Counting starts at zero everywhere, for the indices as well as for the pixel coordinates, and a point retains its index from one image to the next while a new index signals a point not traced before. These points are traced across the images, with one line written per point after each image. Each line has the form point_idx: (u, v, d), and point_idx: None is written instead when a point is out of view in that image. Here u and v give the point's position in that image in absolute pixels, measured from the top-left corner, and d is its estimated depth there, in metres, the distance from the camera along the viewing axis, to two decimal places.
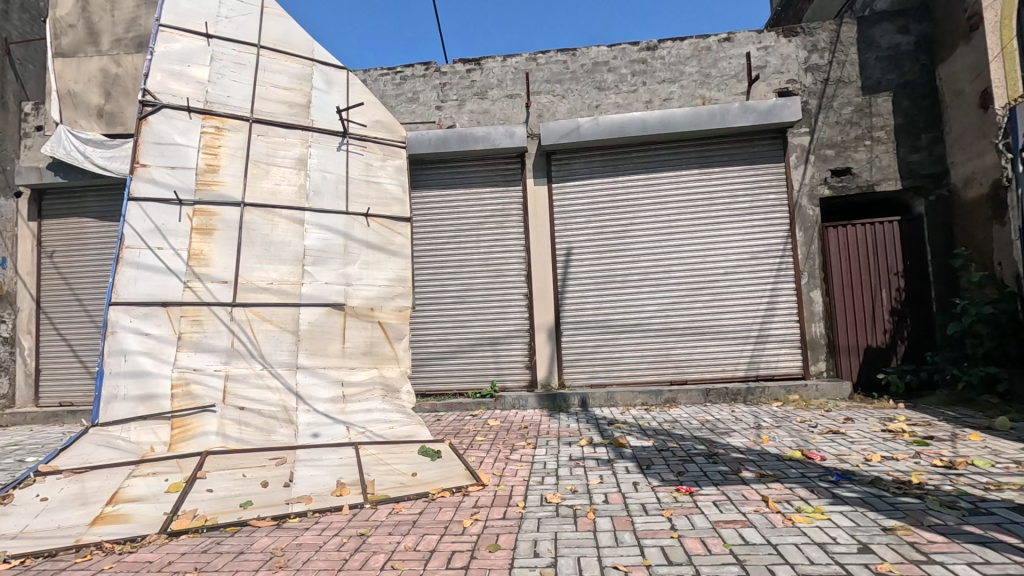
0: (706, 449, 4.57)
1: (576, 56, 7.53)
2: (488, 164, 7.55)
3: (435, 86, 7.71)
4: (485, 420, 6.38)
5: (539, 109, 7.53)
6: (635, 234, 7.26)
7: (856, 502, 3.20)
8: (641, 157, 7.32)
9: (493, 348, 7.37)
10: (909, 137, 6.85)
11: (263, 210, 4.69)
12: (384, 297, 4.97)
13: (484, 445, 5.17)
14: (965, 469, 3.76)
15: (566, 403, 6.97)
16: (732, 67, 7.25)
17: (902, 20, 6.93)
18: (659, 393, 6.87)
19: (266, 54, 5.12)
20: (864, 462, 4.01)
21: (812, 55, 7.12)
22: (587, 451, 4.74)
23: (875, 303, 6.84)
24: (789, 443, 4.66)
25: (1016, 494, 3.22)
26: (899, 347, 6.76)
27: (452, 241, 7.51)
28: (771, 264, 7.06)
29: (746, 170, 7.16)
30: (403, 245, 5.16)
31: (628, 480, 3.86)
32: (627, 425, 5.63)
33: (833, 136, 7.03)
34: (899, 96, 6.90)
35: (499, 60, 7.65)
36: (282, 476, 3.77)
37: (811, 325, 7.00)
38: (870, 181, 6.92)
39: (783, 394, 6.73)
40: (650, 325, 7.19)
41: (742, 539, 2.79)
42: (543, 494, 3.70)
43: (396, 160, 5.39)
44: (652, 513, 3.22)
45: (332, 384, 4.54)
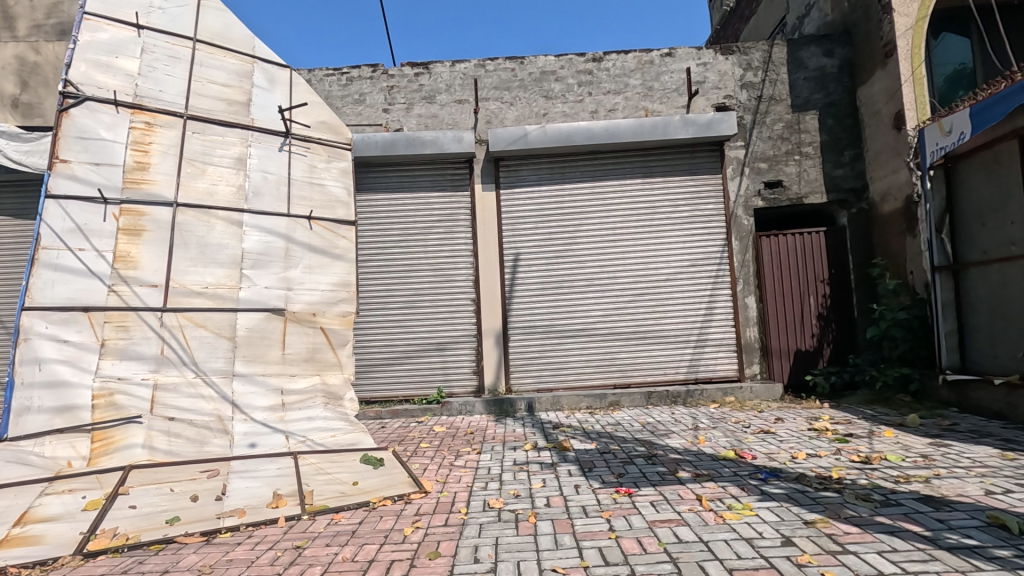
0: (646, 450, 4.71)
1: (523, 64, 7.62)
2: (436, 168, 7.52)
3: (383, 88, 7.62)
4: (431, 427, 6.32)
5: (487, 115, 7.58)
6: (581, 241, 7.40)
7: (781, 498, 3.38)
8: (588, 166, 7.48)
9: (440, 354, 7.33)
10: (833, 153, 7.31)
11: (198, 210, 4.49)
12: (327, 302, 4.85)
13: (429, 451, 5.13)
14: (879, 464, 4.05)
15: (513, 408, 7.00)
16: (673, 81, 7.54)
17: (827, 44, 7.40)
18: (603, 397, 7.02)
19: (203, 48, 4.91)
20: (791, 459, 4.23)
21: (747, 73, 7.49)
22: (531, 455, 4.78)
23: (804, 309, 7.25)
24: (723, 443, 4.86)
25: (922, 486, 3.49)
26: (825, 350, 7.18)
27: (399, 246, 7.42)
28: (710, 271, 7.36)
29: (686, 181, 7.44)
30: (348, 249, 5.05)
31: (570, 483, 3.93)
32: (571, 429, 5.73)
33: (766, 150, 7.41)
34: (824, 114, 7.37)
35: (447, 65, 7.64)
36: (214, 489, 3.61)
37: (746, 330, 7.35)
38: (799, 194, 7.34)
39: (720, 396, 7.00)
40: (595, 330, 7.34)
41: (676, 538, 2.89)
42: (486, 500, 3.70)
43: (340, 162, 5.29)
44: (591, 514, 3.30)
45: (270, 392, 4.38)
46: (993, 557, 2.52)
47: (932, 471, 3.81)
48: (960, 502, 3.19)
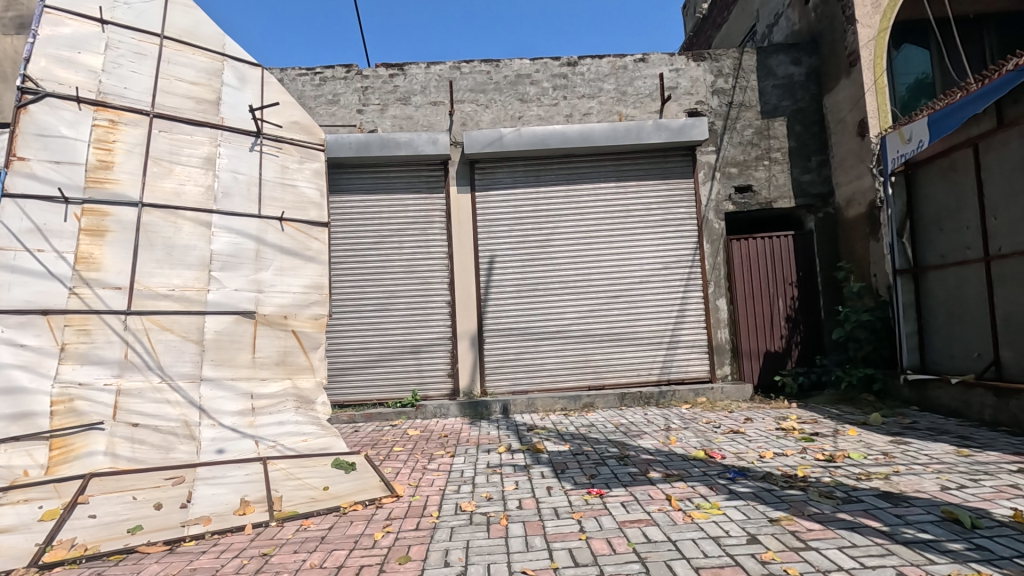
0: (619, 451, 4.76)
1: (499, 67, 7.64)
2: (410, 170, 7.48)
3: (357, 89, 7.56)
4: (405, 430, 6.28)
5: (463, 117, 7.58)
6: (557, 244, 7.45)
7: (749, 497, 3.45)
8: (562, 169, 7.53)
9: (415, 357, 7.29)
10: (801, 159, 7.49)
11: (165, 211, 4.38)
12: (299, 304, 4.78)
13: (402, 455, 5.09)
14: (843, 462, 4.16)
15: (488, 410, 6.99)
16: (647, 86, 7.64)
17: (795, 52, 7.59)
18: (578, 398, 7.06)
19: (171, 45, 4.81)
20: (759, 459, 4.32)
21: (718, 79, 7.63)
22: (505, 458, 4.79)
23: (773, 311, 7.41)
24: (694, 443, 4.94)
25: (882, 483, 3.61)
26: (793, 351, 7.35)
27: (373, 248, 7.36)
28: (682, 273, 7.48)
29: (659, 185, 7.56)
30: (320, 251, 5.00)
31: (542, 485, 3.94)
32: (546, 431, 5.76)
33: (736, 155, 7.56)
34: (792, 121, 7.55)
35: (422, 67, 7.62)
36: (179, 497, 3.55)
37: (717, 332, 7.48)
38: (768, 198, 7.51)
39: (692, 397, 7.11)
40: (570, 331, 7.38)
41: (645, 538, 2.92)
42: (458, 503, 3.70)
43: (314, 163, 5.24)
44: (563, 516, 3.32)
45: (240, 396, 4.29)
46: (946, 550, 2.62)
47: (892, 468, 3.93)
48: (917, 498, 3.30)
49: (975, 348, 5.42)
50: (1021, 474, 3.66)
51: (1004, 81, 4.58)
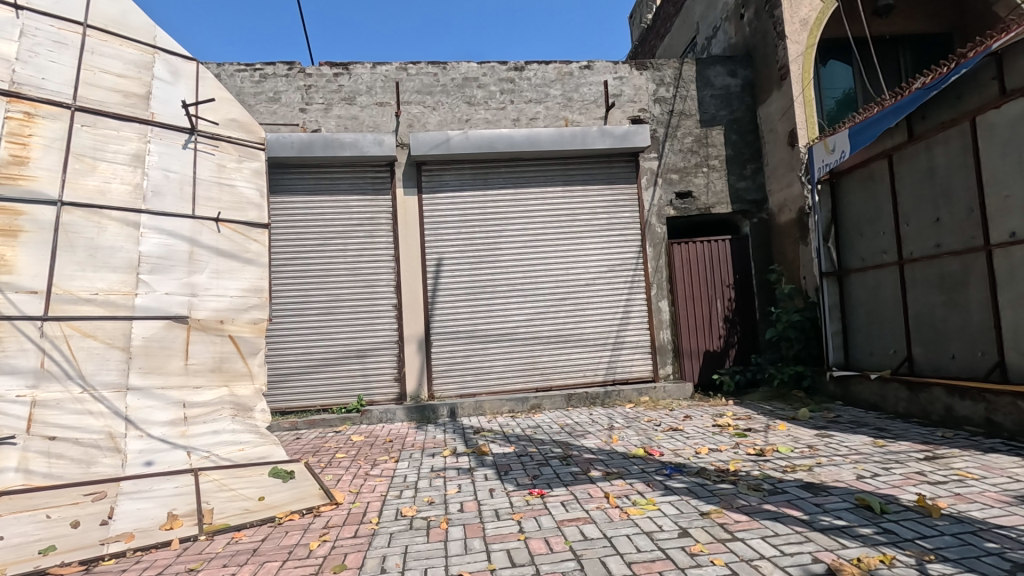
0: (562, 451, 4.84)
1: (446, 69, 7.62)
2: (356, 171, 7.35)
3: (300, 87, 7.37)
4: (349, 436, 6.15)
5: (409, 119, 7.51)
6: (504, 247, 7.49)
7: (683, 492, 3.58)
8: (510, 172, 7.58)
9: (360, 361, 7.16)
10: (737, 167, 7.82)
11: (87, 210, 4.06)
12: (236, 309, 4.61)
13: (344, 462, 4.99)
14: (771, 455, 4.38)
15: (435, 414, 6.94)
16: (592, 93, 7.81)
17: (731, 64, 7.93)
18: (525, 400, 7.11)
19: (95, 34, 4.49)
20: (695, 455, 4.49)
21: (659, 88, 7.87)
22: (449, 461, 4.78)
23: (712, 312, 7.70)
24: (635, 441, 5.08)
25: (805, 474, 3.82)
26: (731, 351, 7.67)
27: (317, 250, 7.19)
28: (626, 277, 7.68)
29: (603, 189, 7.73)
30: (260, 253, 4.85)
31: (485, 487, 3.96)
32: (492, 433, 5.78)
33: (677, 162, 7.81)
34: (729, 130, 7.88)
35: (368, 67, 7.50)
36: (99, 513, 3.36)
37: (659, 332, 7.70)
38: (707, 204, 7.79)
39: (636, 396, 7.29)
40: (517, 334, 7.44)
41: (581, 536, 2.99)
42: (399, 508, 3.66)
43: (253, 162, 5.09)
44: (503, 517, 3.34)
45: (171, 405, 4.09)
46: (857, 535, 2.80)
47: (815, 459, 4.17)
48: (836, 487, 3.52)
49: (891, 346, 5.82)
50: (926, 461, 3.97)
51: (913, 97, 4.93)
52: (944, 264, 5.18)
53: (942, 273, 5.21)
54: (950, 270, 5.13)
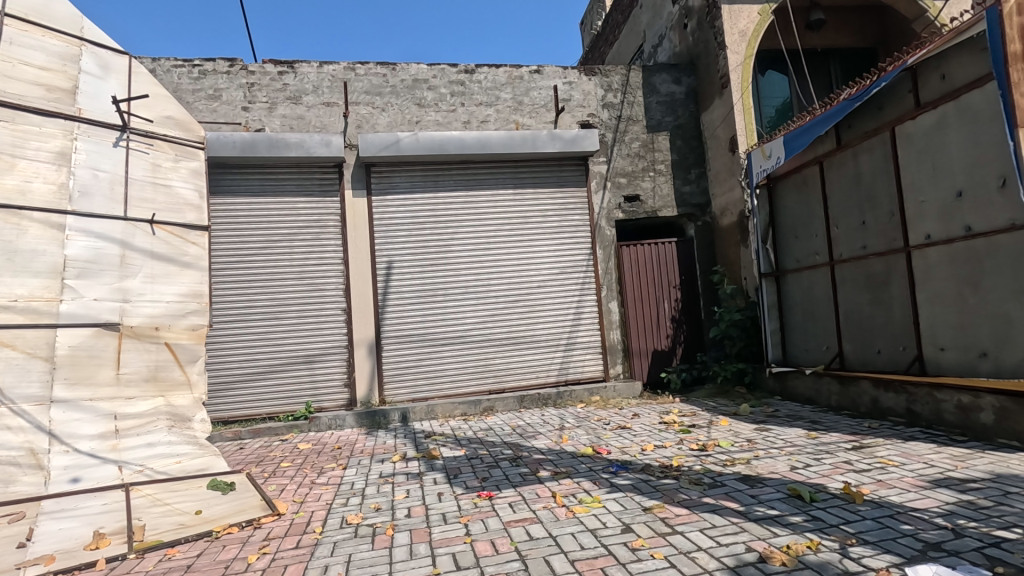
0: (512, 453, 4.86)
1: (396, 70, 7.54)
2: (302, 172, 7.17)
3: (242, 85, 7.13)
4: (295, 444, 5.98)
5: (358, 119, 7.38)
6: (456, 250, 7.46)
7: (628, 488, 3.67)
8: (461, 175, 7.57)
9: (308, 367, 6.99)
10: (682, 171, 8.06)
11: (5, 211, 3.76)
12: (174, 315, 4.43)
13: (290, 471, 4.85)
14: (712, 450, 4.54)
15: (386, 419, 6.83)
16: (542, 97, 7.90)
17: (676, 72, 8.17)
18: (478, 403, 7.09)
19: (14, 23, 4.15)
20: (641, 452, 4.61)
21: (607, 94, 8.04)
22: (399, 466, 4.72)
23: (659, 312, 7.91)
24: (584, 440, 5.16)
25: (743, 467, 3.98)
26: (678, 350, 7.89)
27: (262, 253, 6.97)
28: (577, 278, 7.79)
29: (554, 193, 7.83)
30: (198, 256, 4.69)
31: (433, 491, 3.93)
32: (443, 437, 5.74)
33: (625, 166, 7.99)
34: (674, 136, 8.12)
35: (314, 66, 7.33)
36: (16, 535, 3.11)
37: (610, 333, 7.85)
38: (654, 207, 8.00)
39: (587, 396, 7.39)
40: (470, 336, 7.43)
41: (527, 536, 3.01)
42: (344, 516, 3.59)
43: (191, 162, 4.90)
44: (450, 521, 3.33)
45: (101, 418, 3.85)
46: (787, 523, 2.94)
47: (752, 453, 4.36)
48: (770, 478, 3.69)
49: (824, 342, 6.14)
50: (853, 451, 4.21)
51: (840, 108, 5.23)
52: (869, 265, 5.50)
53: (868, 273, 5.54)
54: (874, 271, 5.46)
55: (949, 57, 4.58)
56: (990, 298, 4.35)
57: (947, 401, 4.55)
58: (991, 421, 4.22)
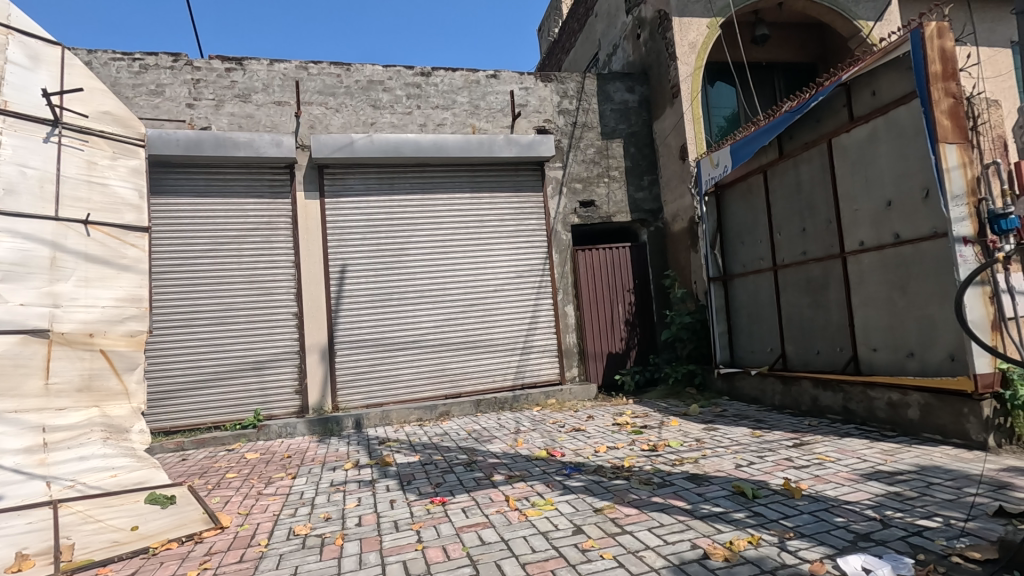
0: (467, 458, 4.85)
1: (350, 71, 7.42)
2: (251, 172, 6.95)
3: (186, 81, 6.86)
4: (242, 454, 5.77)
5: (310, 120, 7.22)
6: (411, 254, 7.39)
7: (580, 490, 3.72)
8: (417, 178, 7.51)
9: (257, 374, 6.77)
10: (635, 178, 8.25)
11: None
12: (110, 321, 4.21)
13: (235, 482, 4.68)
14: (663, 450, 4.66)
15: (339, 426, 6.68)
16: (498, 102, 7.93)
17: (629, 81, 8.36)
18: (434, 408, 7.03)
19: None
20: (594, 453, 4.68)
21: (563, 100, 8.15)
22: (351, 474, 4.63)
23: (614, 315, 8.03)
24: (539, 443, 5.19)
25: (692, 466, 4.10)
26: (632, 352, 8.03)
27: (207, 256, 6.71)
28: (534, 282, 7.85)
29: (511, 197, 7.87)
30: (137, 259, 4.47)
31: (386, 499, 3.87)
32: (397, 443, 5.67)
33: (580, 172, 8.11)
34: (627, 143, 8.29)
35: (264, 64, 7.14)
36: None
37: (566, 336, 7.93)
38: (609, 213, 8.13)
39: (543, 399, 7.44)
40: (426, 341, 7.36)
41: (479, 541, 3.01)
42: (291, 527, 3.49)
43: (131, 160, 4.68)
44: (402, 528, 3.29)
45: (28, 431, 3.61)
46: (731, 520, 3.05)
47: (700, 452, 4.49)
48: (716, 476, 3.81)
49: (769, 344, 6.40)
50: (794, 448, 4.40)
51: (782, 120, 5.48)
52: (809, 270, 5.78)
53: (808, 277, 5.81)
54: (814, 275, 5.73)
55: (878, 75, 4.86)
56: (916, 301, 4.63)
57: (879, 398, 4.82)
58: (917, 417, 4.49)
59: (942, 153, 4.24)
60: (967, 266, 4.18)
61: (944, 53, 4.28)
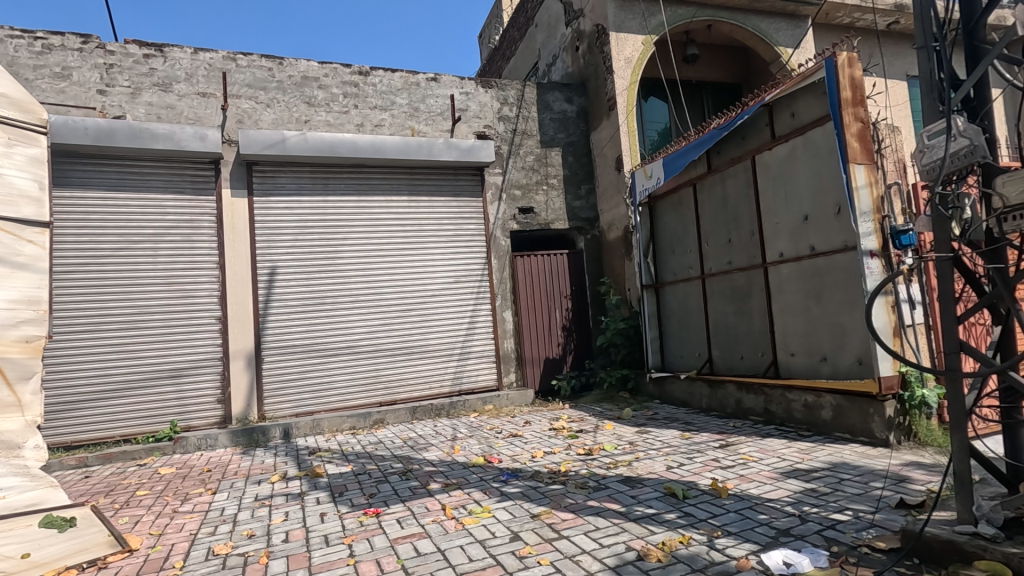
0: (403, 466, 4.73)
1: (283, 65, 7.12)
2: (171, 167, 6.50)
3: (97, 65, 6.34)
4: (155, 468, 5.35)
5: (238, 114, 6.87)
6: (346, 257, 7.17)
7: (517, 496, 3.71)
8: (352, 179, 7.30)
9: (174, 383, 6.32)
10: (573, 187, 8.40)
11: None
12: (3, 324, 3.78)
13: (147, 500, 4.32)
14: (598, 454, 4.74)
15: (266, 437, 6.34)
16: (438, 105, 7.86)
17: (568, 92, 8.52)
18: (368, 415, 6.82)
19: None
20: (531, 459, 4.69)
21: (503, 107, 8.19)
22: (278, 487, 4.39)
23: (551, 321, 8.11)
24: (476, 450, 5.15)
25: (625, 469, 4.20)
26: (568, 357, 8.12)
27: (118, 255, 6.20)
28: (472, 288, 7.81)
29: (449, 202, 7.80)
30: (36, 257, 4.07)
31: (316, 512, 3.70)
32: (329, 453, 5.45)
33: (520, 179, 8.17)
34: (566, 152, 8.44)
35: (187, 52, 6.71)
36: None
37: (504, 341, 7.93)
38: (547, 220, 8.23)
39: (480, 405, 7.39)
40: (361, 347, 7.15)
41: (414, 552, 2.93)
42: (210, 547, 3.26)
43: (30, 148, 4.26)
44: (333, 542, 3.15)
45: None
46: (663, 521, 3.14)
47: (633, 454, 4.61)
48: (649, 478, 3.92)
49: (697, 349, 6.69)
50: (720, 449, 4.61)
51: (710, 135, 5.76)
52: (734, 279, 6.09)
53: (733, 286, 6.13)
54: (738, 284, 6.05)
55: (796, 98, 5.22)
56: (829, 309, 4.98)
57: (796, 400, 5.14)
58: (829, 418, 4.83)
59: (853, 173, 4.59)
60: (874, 277, 4.55)
61: (854, 80, 4.66)
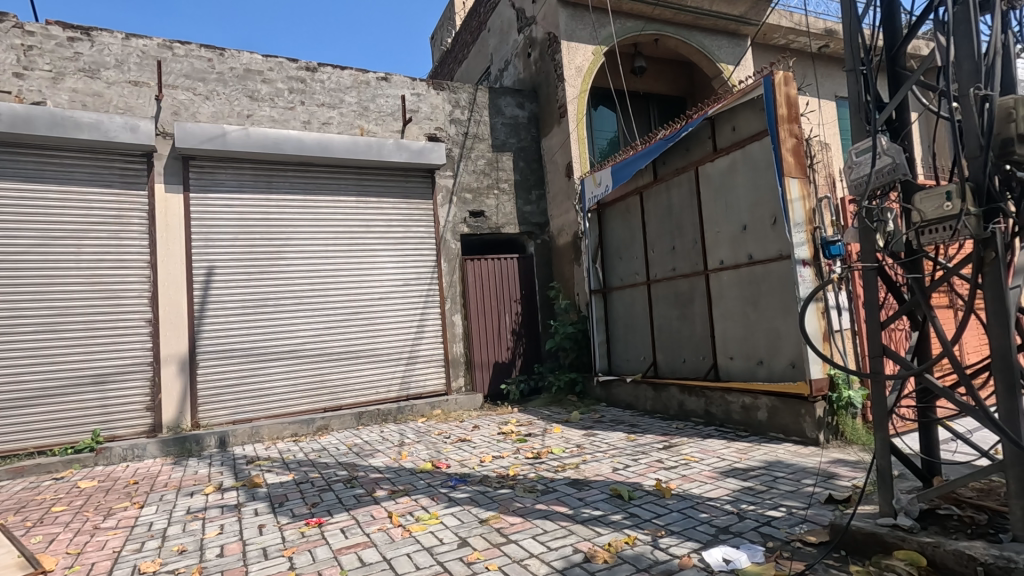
0: (347, 474, 4.59)
1: (224, 56, 6.82)
2: (97, 158, 6.08)
3: (14, 46, 5.87)
4: (74, 482, 4.97)
5: (174, 105, 6.52)
6: (289, 258, 6.92)
7: (465, 502, 3.68)
8: (298, 178, 7.07)
9: (98, 390, 5.90)
10: (524, 192, 8.46)
11: None
12: None
13: (63, 516, 4.00)
14: (546, 457, 4.77)
15: (199, 446, 6.00)
16: (388, 105, 7.73)
17: (520, 97, 8.58)
18: (310, 422, 6.59)
19: None
20: (479, 464, 4.66)
21: (455, 110, 8.16)
22: (212, 499, 4.17)
23: (501, 325, 8.11)
24: (424, 456, 5.07)
25: (573, 472, 4.24)
26: (517, 361, 8.15)
27: (35, 251, 5.74)
28: (421, 291, 7.70)
29: (399, 203, 7.68)
30: None
31: (254, 524, 3.53)
32: (269, 461, 5.23)
33: (471, 182, 8.15)
34: (517, 157, 8.48)
35: (118, 37, 6.32)
36: None
37: (453, 345, 7.86)
38: (498, 224, 8.24)
39: (428, 410, 7.28)
40: (304, 351, 6.91)
41: (359, 562, 2.85)
42: (135, 565, 3.05)
43: None
44: (272, 555, 3.02)
45: None
46: (609, 522, 3.19)
47: (580, 457, 4.67)
48: (596, 480, 3.98)
49: (642, 353, 6.86)
50: (664, 450, 4.73)
51: (656, 146, 5.93)
52: (677, 284, 6.30)
53: (676, 291, 6.33)
54: (681, 289, 6.26)
55: (737, 113, 5.46)
56: (765, 315, 5.22)
57: (734, 402, 5.35)
58: (765, 418, 5.06)
59: (788, 186, 4.84)
60: (806, 285, 4.81)
61: (789, 98, 4.91)
